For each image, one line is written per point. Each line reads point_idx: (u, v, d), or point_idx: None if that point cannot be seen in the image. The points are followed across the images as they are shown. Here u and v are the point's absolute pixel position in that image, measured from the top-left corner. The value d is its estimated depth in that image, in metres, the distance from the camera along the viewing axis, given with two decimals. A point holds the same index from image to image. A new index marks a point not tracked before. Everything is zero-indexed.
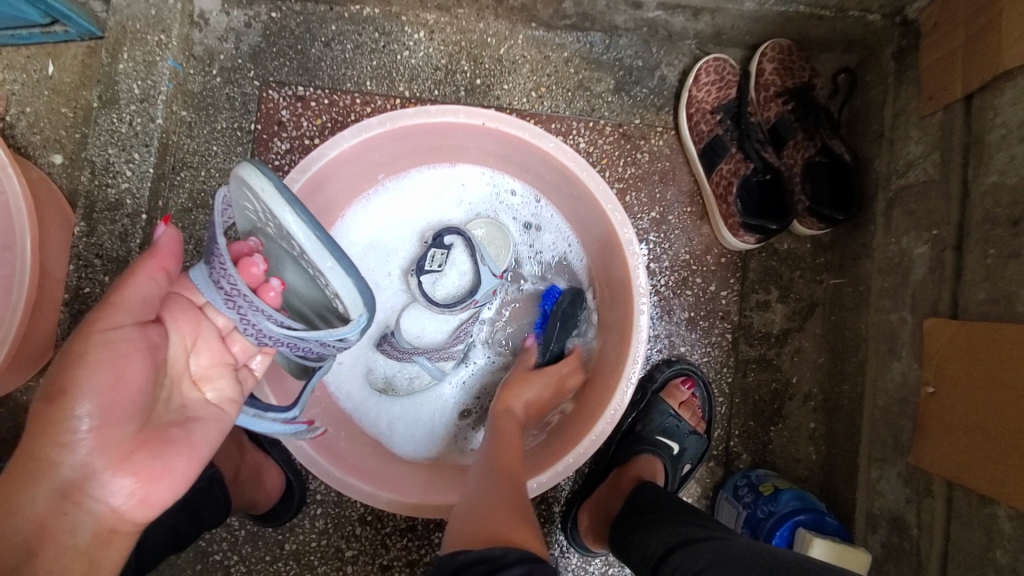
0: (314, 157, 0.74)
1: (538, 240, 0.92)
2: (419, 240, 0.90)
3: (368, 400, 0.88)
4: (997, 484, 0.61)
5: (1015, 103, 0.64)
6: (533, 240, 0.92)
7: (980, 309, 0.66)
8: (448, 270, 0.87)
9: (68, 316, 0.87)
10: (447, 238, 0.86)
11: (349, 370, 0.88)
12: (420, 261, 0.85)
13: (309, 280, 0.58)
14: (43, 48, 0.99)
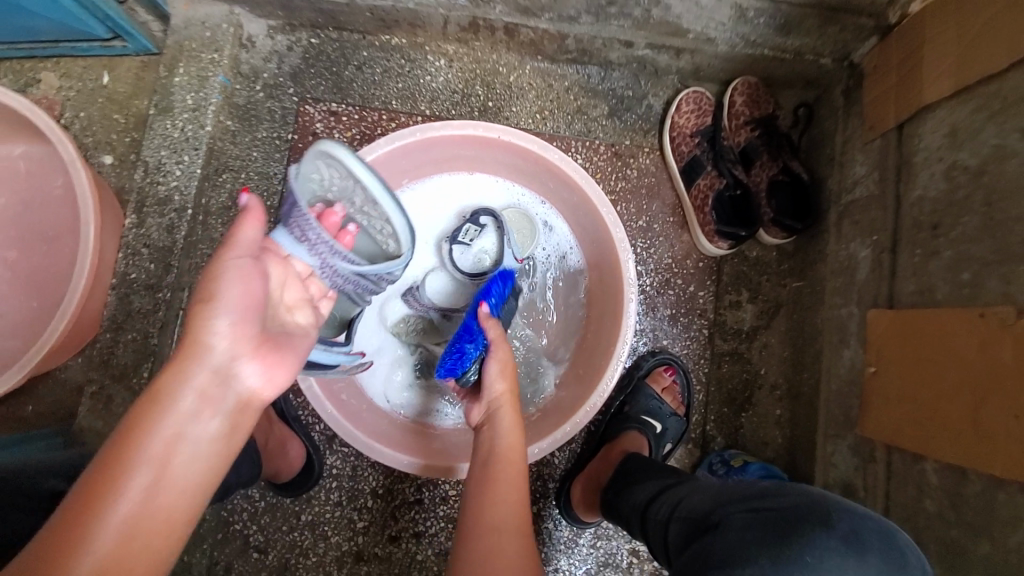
0: None
1: (550, 240, 1.02)
2: (458, 216, 1.02)
3: (389, 349, 0.98)
4: (924, 442, 0.72)
5: (933, 131, 0.78)
6: (546, 241, 1.02)
7: (909, 299, 0.79)
8: (477, 245, 0.96)
9: (116, 297, 0.96)
10: (482, 218, 0.97)
11: (375, 320, 0.98)
12: (455, 232, 0.96)
13: (365, 234, 0.71)
14: (99, 60, 1.10)
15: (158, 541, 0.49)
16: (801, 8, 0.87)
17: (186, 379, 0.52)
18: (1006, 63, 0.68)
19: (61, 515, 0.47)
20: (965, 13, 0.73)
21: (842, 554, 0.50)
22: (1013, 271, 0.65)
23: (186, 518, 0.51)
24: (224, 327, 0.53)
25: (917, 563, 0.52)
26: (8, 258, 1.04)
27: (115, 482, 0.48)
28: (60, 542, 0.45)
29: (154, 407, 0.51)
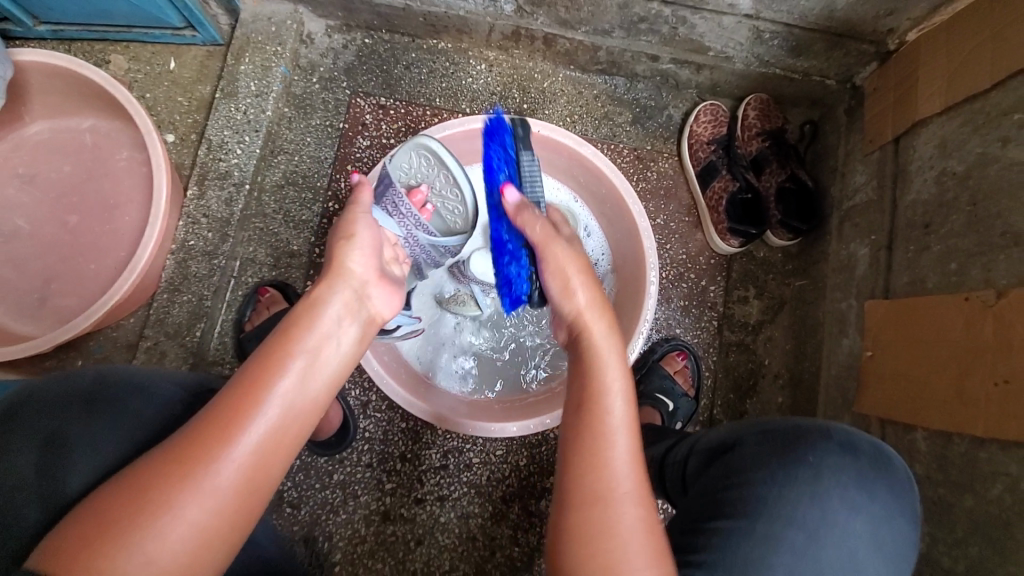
0: None
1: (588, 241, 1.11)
2: None
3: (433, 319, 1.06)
4: (914, 413, 0.80)
5: (925, 142, 0.89)
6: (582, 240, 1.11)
7: (903, 290, 0.88)
8: None
9: (175, 262, 1.04)
10: None
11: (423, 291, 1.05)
12: None
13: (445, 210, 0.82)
14: (167, 48, 1.18)
15: (302, 425, 0.54)
16: (810, 33, 0.97)
17: (330, 291, 0.61)
18: (988, 83, 0.78)
19: (225, 393, 0.53)
20: (954, 40, 0.84)
21: (839, 453, 0.67)
22: (993, 260, 0.75)
23: (323, 411, 0.56)
24: (360, 254, 0.65)
25: (900, 467, 0.69)
26: (69, 222, 1.10)
27: (271, 364, 0.54)
28: (226, 411, 0.51)
29: (305, 312, 0.59)
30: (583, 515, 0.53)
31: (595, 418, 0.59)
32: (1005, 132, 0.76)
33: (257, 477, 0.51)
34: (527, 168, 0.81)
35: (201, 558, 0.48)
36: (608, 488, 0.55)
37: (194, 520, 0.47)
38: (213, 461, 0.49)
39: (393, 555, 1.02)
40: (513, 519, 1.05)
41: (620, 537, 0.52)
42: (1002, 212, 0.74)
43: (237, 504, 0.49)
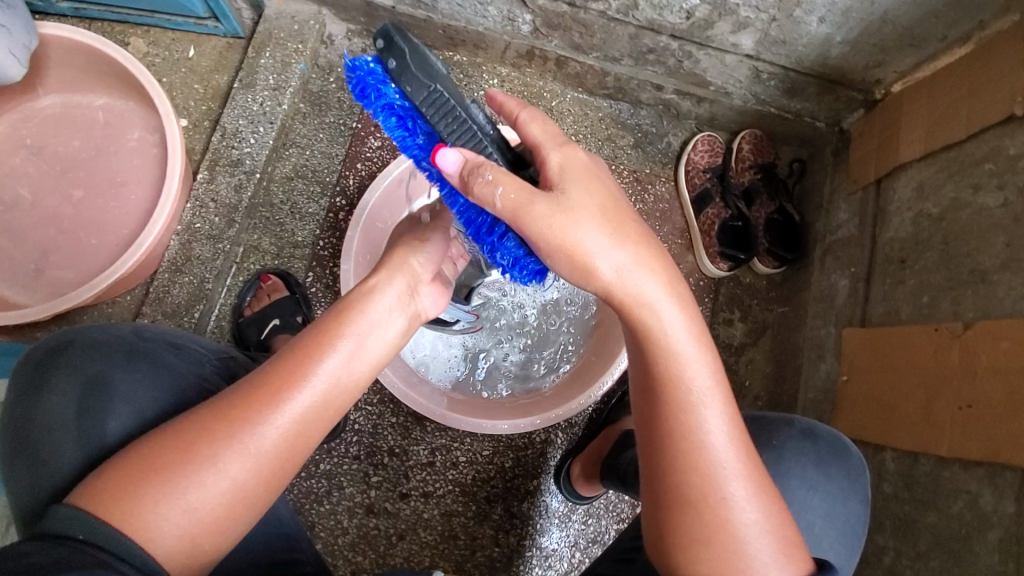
0: None
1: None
2: None
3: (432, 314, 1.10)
4: (885, 434, 0.86)
5: (904, 185, 0.96)
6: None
7: (879, 319, 0.94)
8: None
9: (179, 243, 1.06)
10: None
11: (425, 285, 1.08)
12: None
13: None
14: (187, 36, 1.20)
15: (342, 401, 0.58)
16: (805, 77, 1.04)
17: (386, 285, 0.65)
18: (963, 135, 0.86)
19: (268, 365, 0.57)
20: (935, 94, 0.92)
21: (801, 440, 0.78)
22: (962, 294, 0.81)
23: (361, 391, 0.60)
24: (424, 262, 0.70)
25: (855, 454, 0.79)
26: (74, 195, 1.10)
27: (317, 346, 0.57)
28: (268, 382, 0.55)
29: (354, 300, 0.62)
30: (692, 522, 0.60)
31: (684, 433, 0.60)
32: (976, 179, 0.83)
33: (294, 445, 0.55)
34: (428, 109, 0.60)
35: (234, 511, 0.52)
36: (712, 500, 0.59)
37: (233, 476, 0.52)
38: (256, 426, 0.53)
39: (374, 548, 1.04)
40: (495, 520, 1.08)
41: (737, 540, 0.59)
42: (971, 252, 0.81)
43: (273, 467, 0.54)
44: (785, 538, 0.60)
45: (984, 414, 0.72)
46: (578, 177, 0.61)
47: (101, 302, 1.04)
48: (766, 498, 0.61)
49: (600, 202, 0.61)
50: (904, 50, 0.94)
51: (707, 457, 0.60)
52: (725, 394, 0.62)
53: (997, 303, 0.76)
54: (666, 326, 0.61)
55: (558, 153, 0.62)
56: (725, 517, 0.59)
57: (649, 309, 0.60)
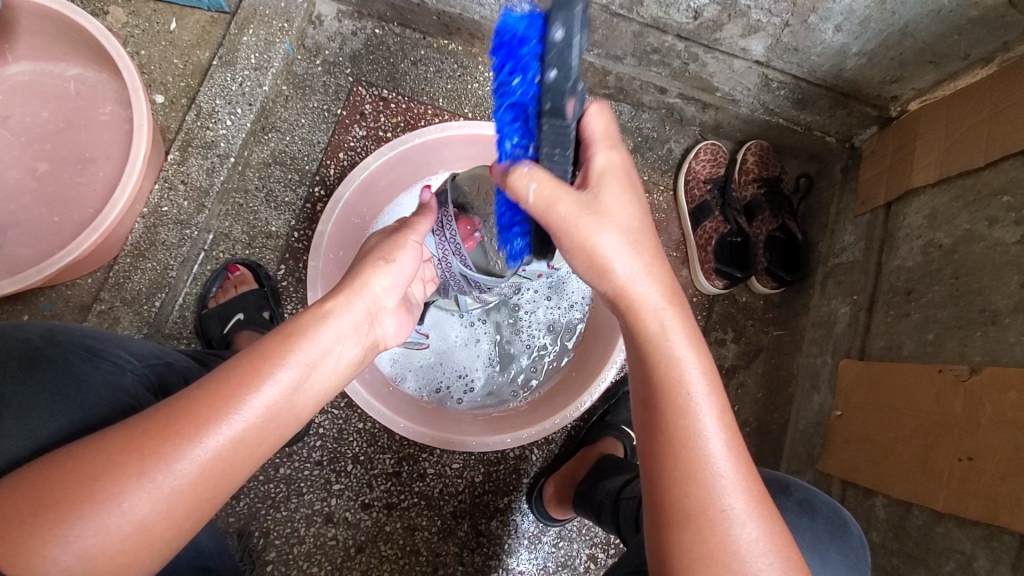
0: (403, 141, 0.97)
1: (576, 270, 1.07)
2: None
3: None
4: (876, 479, 0.80)
5: (915, 211, 0.89)
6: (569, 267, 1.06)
7: (879, 353, 0.88)
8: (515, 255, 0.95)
9: (143, 227, 0.99)
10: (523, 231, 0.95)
11: None
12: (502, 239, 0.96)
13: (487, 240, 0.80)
14: (170, 8, 1.12)
15: (275, 433, 0.52)
16: (817, 88, 0.98)
17: (345, 308, 0.60)
18: (982, 162, 0.79)
19: (186, 394, 0.50)
20: (954, 116, 0.85)
21: (798, 514, 0.70)
22: (969, 335, 0.75)
23: (298, 424, 0.54)
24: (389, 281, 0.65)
25: (858, 536, 0.71)
26: (39, 168, 1.05)
27: (249, 375, 0.51)
28: (187, 411, 0.48)
29: (300, 322, 0.56)
30: (686, 543, 0.51)
31: (681, 440, 0.53)
32: (993, 212, 0.77)
33: (211, 482, 0.48)
34: (547, 131, 0.52)
35: (136, 556, 0.46)
36: (709, 514, 0.51)
37: (137, 518, 0.45)
38: (171, 459, 0.46)
39: (331, 560, 0.99)
40: (461, 537, 1.03)
41: (738, 561, 0.49)
42: (982, 290, 0.75)
43: (188, 506, 0.47)
44: (786, 560, 0.51)
45: (986, 471, 0.67)
46: (619, 180, 0.57)
47: (58, 284, 0.98)
48: (768, 516, 0.52)
49: (629, 210, 0.58)
50: (925, 66, 0.88)
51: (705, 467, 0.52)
52: (719, 400, 0.55)
53: (1006, 348, 0.70)
54: (666, 332, 0.56)
55: (613, 160, 0.56)
56: (721, 535, 0.50)
57: (652, 315, 0.57)
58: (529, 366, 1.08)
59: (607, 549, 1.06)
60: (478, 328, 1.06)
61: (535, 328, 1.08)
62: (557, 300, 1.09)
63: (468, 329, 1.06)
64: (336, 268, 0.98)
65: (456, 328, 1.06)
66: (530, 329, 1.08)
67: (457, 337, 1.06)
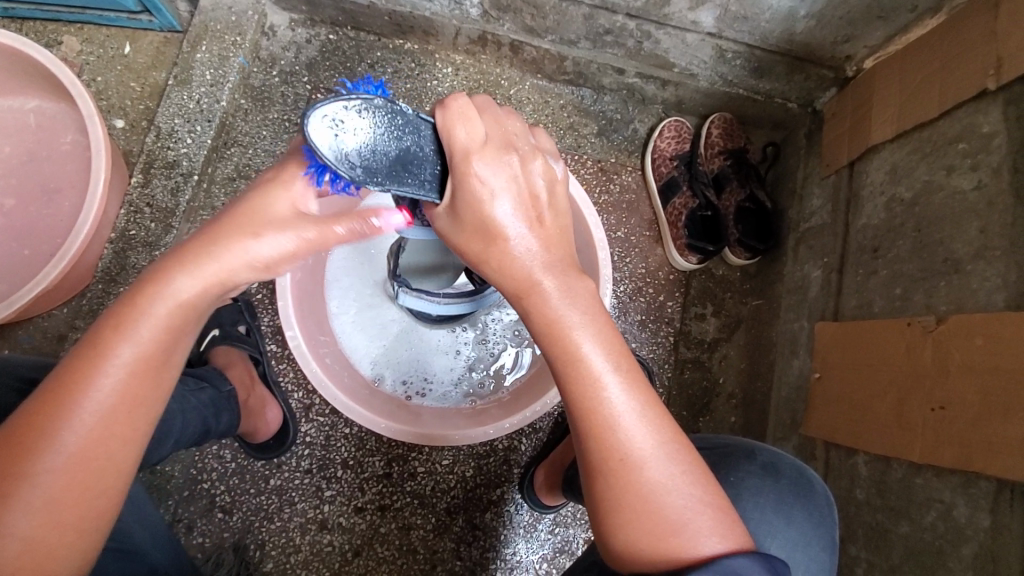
0: None
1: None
2: None
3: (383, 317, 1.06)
4: (856, 437, 0.81)
5: (877, 167, 0.89)
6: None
7: (852, 313, 0.89)
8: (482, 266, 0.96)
9: (112, 252, 1.01)
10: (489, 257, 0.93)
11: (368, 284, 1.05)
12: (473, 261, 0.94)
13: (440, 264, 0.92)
14: (122, 32, 1.12)
15: (141, 413, 0.52)
16: (771, 55, 0.97)
17: (181, 287, 0.52)
18: (935, 113, 0.79)
19: (25, 410, 0.48)
20: (907, 71, 0.85)
21: (761, 476, 0.71)
22: (934, 286, 0.75)
23: (164, 396, 0.54)
24: (251, 258, 0.54)
25: (820, 491, 0.72)
26: (5, 204, 1.04)
27: (79, 376, 0.49)
28: (30, 426, 0.47)
29: (131, 305, 0.51)
30: (602, 490, 0.53)
31: (577, 393, 0.54)
32: (949, 161, 0.77)
33: (84, 480, 0.49)
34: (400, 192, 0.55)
35: (42, 565, 0.47)
36: (615, 464, 0.53)
37: (23, 534, 0.46)
38: (28, 475, 0.46)
39: (328, 566, 0.99)
40: (457, 532, 1.03)
41: (645, 500, 0.52)
42: (944, 240, 0.75)
43: (78, 510, 0.48)
44: (697, 497, 0.52)
45: (958, 418, 0.67)
46: (480, 174, 0.54)
47: (34, 316, 0.98)
48: (685, 455, 0.54)
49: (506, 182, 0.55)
50: (874, 22, 0.87)
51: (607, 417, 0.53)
52: (614, 348, 0.56)
53: (971, 296, 0.70)
54: (549, 294, 0.56)
55: (476, 158, 0.54)
56: (631, 480, 0.52)
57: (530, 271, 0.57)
58: (502, 363, 1.08)
59: None
60: (459, 335, 1.07)
61: (512, 325, 1.08)
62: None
63: (451, 335, 1.08)
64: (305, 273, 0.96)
65: (439, 335, 1.07)
66: (506, 327, 1.08)
67: (440, 343, 1.07)
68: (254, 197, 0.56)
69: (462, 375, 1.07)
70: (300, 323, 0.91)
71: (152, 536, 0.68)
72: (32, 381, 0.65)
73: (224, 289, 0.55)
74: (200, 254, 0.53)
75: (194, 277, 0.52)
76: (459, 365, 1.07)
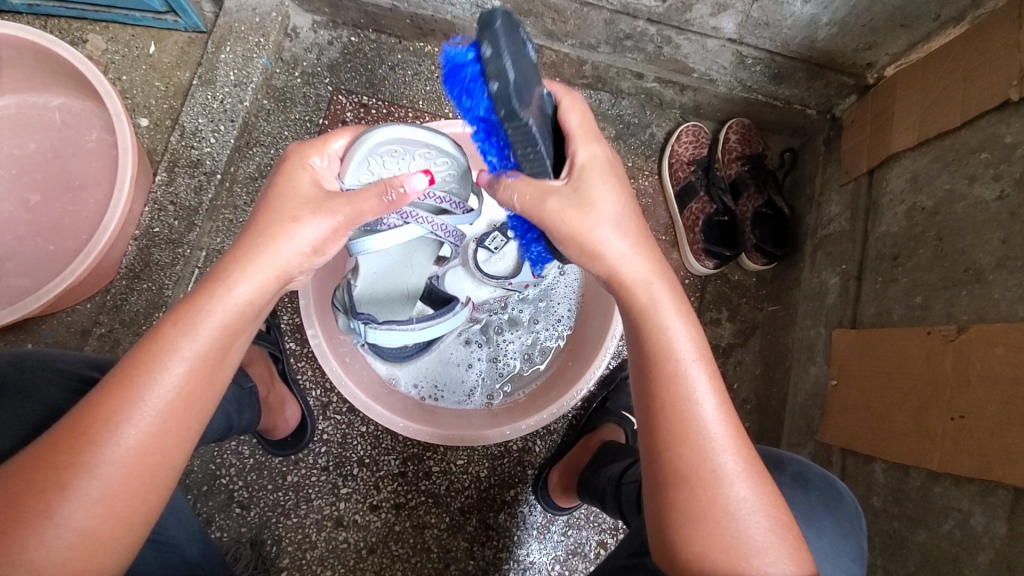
0: None
1: (560, 281, 1.09)
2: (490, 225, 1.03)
3: None
4: (874, 445, 0.81)
5: (897, 175, 0.89)
6: (556, 279, 1.08)
7: (870, 320, 0.89)
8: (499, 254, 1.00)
9: (136, 249, 1.02)
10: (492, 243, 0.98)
11: None
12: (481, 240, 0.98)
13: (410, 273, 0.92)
14: (148, 32, 1.14)
15: (199, 408, 0.53)
16: (792, 61, 0.97)
17: (243, 282, 0.56)
18: (958, 122, 0.79)
19: (90, 400, 0.50)
20: (930, 79, 0.85)
21: (788, 485, 0.70)
22: (956, 295, 0.75)
23: (219, 394, 0.55)
24: (297, 246, 0.58)
25: (851, 503, 0.72)
26: (31, 200, 1.06)
27: (144, 367, 0.50)
28: (94, 417, 0.48)
29: (195, 300, 0.54)
30: (682, 501, 0.53)
31: (671, 403, 0.55)
32: (971, 170, 0.77)
33: (140, 476, 0.50)
34: (512, 133, 0.53)
35: (92, 557, 0.48)
36: (702, 475, 0.53)
37: (77, 527, 0.47)
38: (89, 466, 0.47)
39: (344, 562, 1.00)
40: (471, 531, 1.04)
41: (727, 517, 0.52)
42: (966, 249, 0.75)
43: (130, 505, 0.49)
44: (779, 520, 0.53)
45: (979, 427, 0.67)
46: (601, 171, 0.60)
47: (59, 311, 1.00)
48: (761, 477, 0.54)
49: (614, 201, 0.60)
50: (897, 30, 0.88)
51: (697, 426, 0.54)
52: (710, 366, 0.58)
53: (993, 305, 0.70)
54: (656, 299, 0.59)
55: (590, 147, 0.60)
56: (716, 494, 0.52)
57: (641, 288, 0.59)
58: (518, 371, 1.08)
59: (615, 535, 1.06)
60: (474, 349, 1.07)
61: (522, 346, 1.08)
62: (547, 314, 1.09)
63: (465, 349, 1.07)
64: (325, 275, 0.96)
65: (453, 347, 1.06)
66: (517, 346, 1.08)
67: (454, 356, 1.06)
68: (278, 197, 0.60)
69: (479, 385, 1.07)
70: (321, 323, 0.93)
71: (181, 528, 0.69)
72: (65, 374, 0.67)
73: (279, 283, 0.59)
74: (259, 249, 0.57)
75: (251, 278, 0.56)
76: (475, 373, 1.07)
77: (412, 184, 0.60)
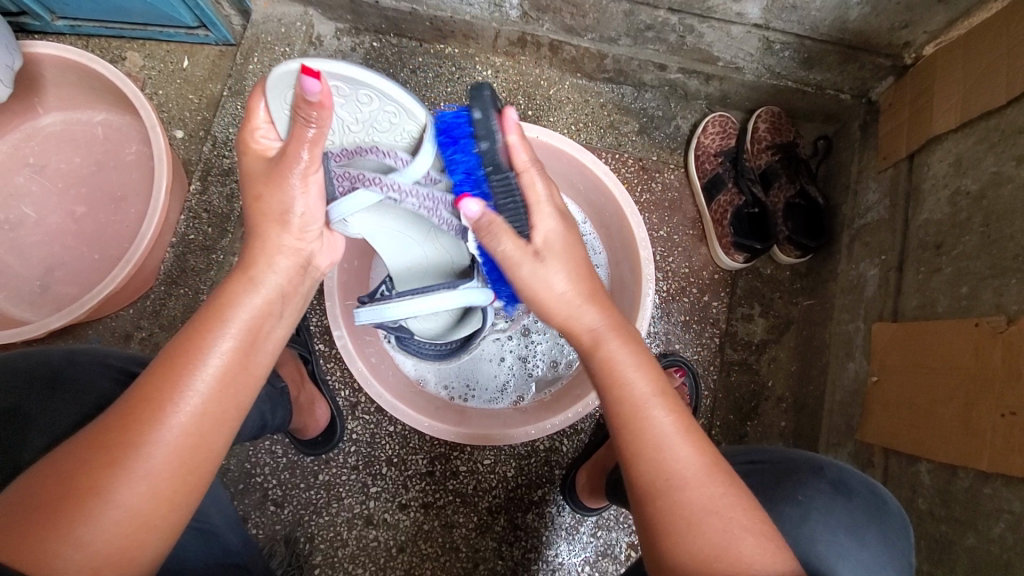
0: None
1: None
2: None
3: None
4: (919, 444, 0.77)
5: (940, 160, 0.84)
6: None
7: (912, 313, 0.84)
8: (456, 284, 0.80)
9: (174, 255, 1.07)
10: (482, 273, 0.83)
11: None
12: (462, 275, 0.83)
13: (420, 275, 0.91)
14: (181, 47, 1.18)
15: (233, 397, 0.54)
16: (822, 44, 0.93)
17: (268, 261, 0.61)
18: (1003, 99, 0.74)
19: (136, 385, 0.51)
20: (971, 56, 0.80)
21: (831, 495, 0.68)
22: (1005, 284, 0.71)
23: (257, 382, 0.57)
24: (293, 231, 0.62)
25: (883, 504, 0.69)
26: (76, 211, 1.12)
27: (191, 351, 0.53)
28: (147, 397, 0.50)
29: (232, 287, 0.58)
30: (652, 516, 0.53)
31: (624, 426, 0.56)
32: (1019, 150, 0.72)
33: (187, 458, 0.50)
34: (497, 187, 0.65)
35: (136, 539, 0.48)
36: (658, 484, 0.53)
37: (127, 505, 0.47)
38: (140, 448, 0.48)
39: (374, 560, 1.02)
40: (499, 531, 1.03)
41: (688, 524, 0.51)
42: (1015, 235, 0.70)
43: (174, 486, 0.50)
44: (735, 521, 0.50)
45: None
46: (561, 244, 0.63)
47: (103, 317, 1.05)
48: (727, 482, 0.53)
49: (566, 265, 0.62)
50: (934, 8, 0.83)
51: (645, 447, 0.54)
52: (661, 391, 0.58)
53: None
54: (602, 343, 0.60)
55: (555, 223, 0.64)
56: (674, 500, 0.52)
57: (587, 334, 0.61)
58: (545, 374, 1.07)
59: None
60: (501, 343, 1.07)
61: (549, 351, 1.07)
62: None
63: (493, 344, 1.07)
64: (351, 277, 0.99)
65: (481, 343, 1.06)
66: (542, 351, 1.07)
67: (483, 352, 1.06)
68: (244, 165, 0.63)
69: (506, 384, 1.06)
70: (348, 324, 0.94)
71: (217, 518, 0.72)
72: (104, 374, 0.70)
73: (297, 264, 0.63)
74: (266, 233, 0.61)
75: (271, 262, 0.61)
76: (502, 373, 1.06)
77: (307, 87, 0.53)
